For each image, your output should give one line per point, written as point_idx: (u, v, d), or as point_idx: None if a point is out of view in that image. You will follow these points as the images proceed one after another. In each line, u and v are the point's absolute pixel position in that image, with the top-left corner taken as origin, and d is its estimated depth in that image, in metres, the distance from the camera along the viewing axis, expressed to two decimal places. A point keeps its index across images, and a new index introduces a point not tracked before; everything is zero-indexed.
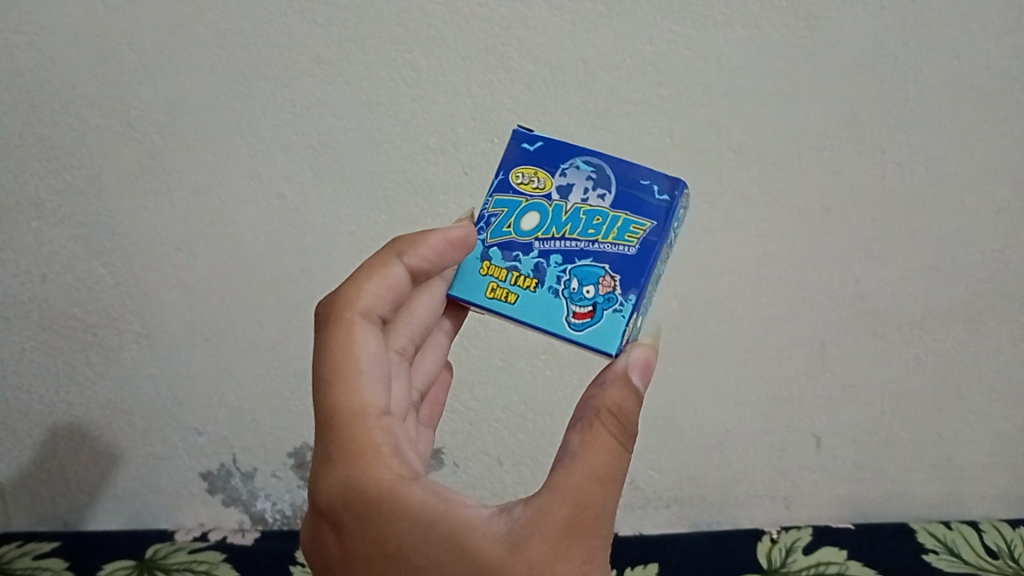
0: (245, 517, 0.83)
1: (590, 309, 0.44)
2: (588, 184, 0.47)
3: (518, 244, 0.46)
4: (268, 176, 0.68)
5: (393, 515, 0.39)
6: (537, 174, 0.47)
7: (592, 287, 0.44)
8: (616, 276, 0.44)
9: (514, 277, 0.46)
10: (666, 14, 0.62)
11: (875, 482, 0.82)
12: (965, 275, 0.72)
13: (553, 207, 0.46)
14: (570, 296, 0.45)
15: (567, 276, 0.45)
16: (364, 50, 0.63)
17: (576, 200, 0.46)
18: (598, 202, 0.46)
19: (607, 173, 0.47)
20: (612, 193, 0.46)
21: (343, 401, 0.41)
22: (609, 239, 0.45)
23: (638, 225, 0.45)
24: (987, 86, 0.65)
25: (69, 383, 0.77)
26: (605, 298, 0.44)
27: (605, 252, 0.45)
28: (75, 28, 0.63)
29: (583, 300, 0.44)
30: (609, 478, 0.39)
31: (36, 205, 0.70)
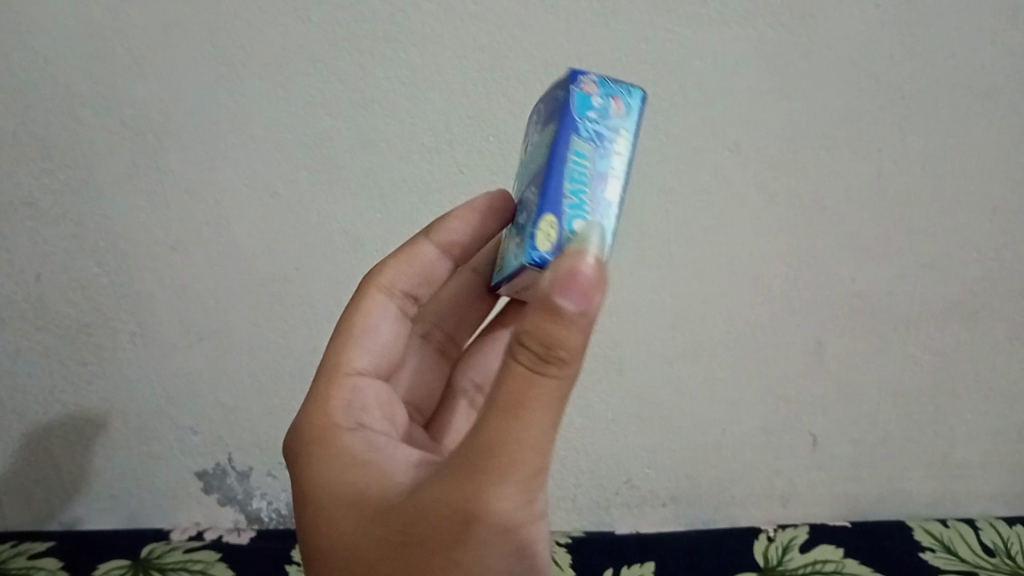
0: (241, 516, 0.83)
1: (523, 235, 0.39)
2: (539, 122, 0.42)
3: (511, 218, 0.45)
4: (263, 175, 0.68)
5: (324, 453, 0.44)
6: (527, 144, 0.46)
7: (525, 214, 0.39)
8: (533, 193, 0.38)
9: (509, 241, 0.44)
10: (662, 13, 0.62)
11: (870, 480, 0.82)
12: (961, 273, 0.72)
13: (527, 164, 0.44)
14: (520, 232, 0.40)
15: (521, 216, 0.41)
16: (359, 48, 0.63)
17: (532, 144, 0.43)
18: (540, 132, 0.41)
19: (545, 101, 0.42)
20: (544, 116, 0.41)
21: (332, 359, 0.49)
22: (536, 162, 0.40)
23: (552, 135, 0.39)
24: (982, 84, 0.65)
25: (63, 383, 0.77)
26: (525, 219, 0.38)
27: (535, 175, 0.39)
28: (69, 26, 0.62)
29: (522, 230, 0.39)
30: (523, 414, 0.35)
31: (30, 204, 0.69)
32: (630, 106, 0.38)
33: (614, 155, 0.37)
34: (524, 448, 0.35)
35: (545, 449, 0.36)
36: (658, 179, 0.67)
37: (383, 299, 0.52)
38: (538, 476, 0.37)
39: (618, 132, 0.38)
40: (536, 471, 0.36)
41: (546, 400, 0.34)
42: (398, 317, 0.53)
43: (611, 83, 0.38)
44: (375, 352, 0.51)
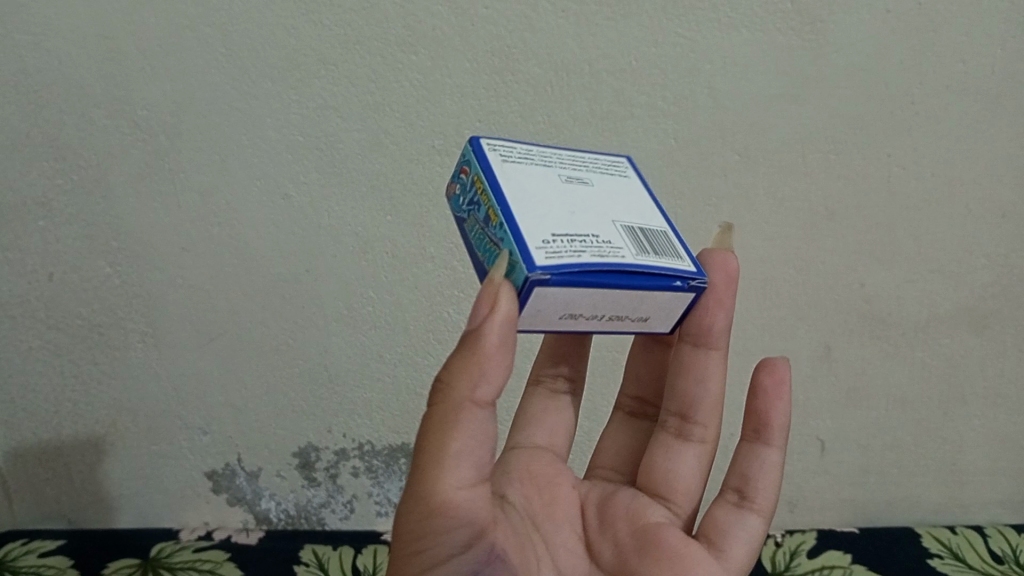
0: (249, 517, 0.85)
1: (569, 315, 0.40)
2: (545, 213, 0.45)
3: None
4: (274, 177, 0.68)
5: None
6: None
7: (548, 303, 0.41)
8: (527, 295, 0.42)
9: None
10: (672, 18, 0.61)
11: (878, 486, 0.82)
12: (970, 279, 0.72)
13: None
14: None
15: None
16: (370, 51, 0.63)
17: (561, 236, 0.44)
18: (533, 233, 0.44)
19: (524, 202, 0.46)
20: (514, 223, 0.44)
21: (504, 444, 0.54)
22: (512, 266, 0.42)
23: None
24: (994, 90, 0.64)
25: (75, 382, 0.78)
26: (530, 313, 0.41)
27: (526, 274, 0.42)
28: (84, 29, 0.62)
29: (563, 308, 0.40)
30: (414, 452, 0.37)
31: (44, 204, 0.69)
32: (470, 159, 0.42)
33: (480, 199, 0.40)
34: (410, 485, 0.37)
35: (425, 487, 0.36)
36: (666, 183, 0.67)
37: (532, 389, 0.56)
38: (440, 516, 0.36)
39: (475, 182, 0.40)
40: (423, 514, 0.36)
41: (430, 427, 0.36)
42: (561, 399, 0.55)
43: (457, 173, 0.43)
44: (535, 425, 0.54)
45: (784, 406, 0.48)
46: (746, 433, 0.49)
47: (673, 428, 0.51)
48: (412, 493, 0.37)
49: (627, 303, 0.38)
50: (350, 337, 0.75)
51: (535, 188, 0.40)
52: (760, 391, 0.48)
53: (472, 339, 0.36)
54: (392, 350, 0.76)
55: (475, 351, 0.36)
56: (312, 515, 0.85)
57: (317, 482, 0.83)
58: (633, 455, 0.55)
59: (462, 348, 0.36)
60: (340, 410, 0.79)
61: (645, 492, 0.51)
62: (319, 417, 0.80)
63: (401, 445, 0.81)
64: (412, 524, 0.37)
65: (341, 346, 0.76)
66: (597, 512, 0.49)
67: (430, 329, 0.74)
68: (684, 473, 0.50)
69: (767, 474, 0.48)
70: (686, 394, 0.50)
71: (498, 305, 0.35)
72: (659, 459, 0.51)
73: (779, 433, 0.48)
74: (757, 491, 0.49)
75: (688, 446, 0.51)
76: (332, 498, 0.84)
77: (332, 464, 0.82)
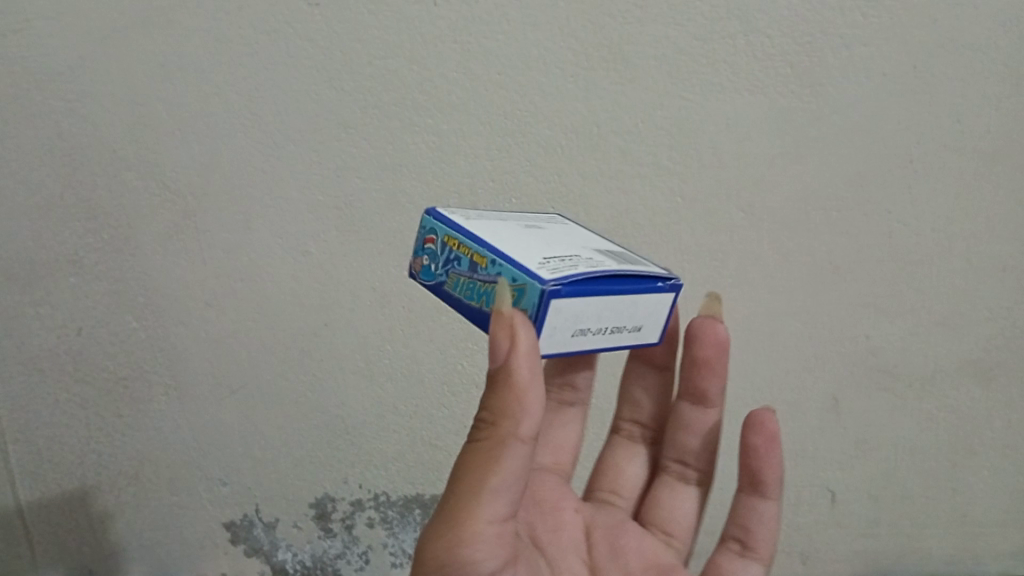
0: (267, 567, 0.88)
1: None
2: None
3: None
4: (296, 235, 0.70)
5: None
6: None
7: None
8: None
9: None
10: (678, 83, 0.64)
11: (887, 536, 0.84)
12: (973, 332, 0.73)
13: None
14: None
15: None
16: (390, 115, 0.66)
17: None
18: None
19: None
20: None
21: None
22: None
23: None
24: (987, 149, 0.67)
25: (100, 434, 0.80)
26: None
27: None
28: (118, 95, 0.65)
29: None
30: (457, 479, 0.39)
31: (74, 262, 0.72)
32: (428, 228, 0.44)
33: (457, 253, 0.42)
34: (446, 511, 0.39)
35: (462, 520, 0.38)
36: (673, 239, 0.69)
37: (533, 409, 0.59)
38: (470, 545, 0.38)
39: (447, 240, 0.42)
40: (454, 543, 0.38)
41: (472, 461, 0.38)
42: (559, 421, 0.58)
43: (419, 247, 0.45)
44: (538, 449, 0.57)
45: (778, 462, 0.54)
46: (745, 487, 0.55)
47: (674, 472, 0.59)
48: (448, 521, 0.39)
49: (625, 309, 0.40)
50: (367, 390, 0.77)
51: (507, 235, 0.42)
52: (754, 450, 0.53)
53: (505, 377, 0.37)
54: (408, 402, 0.78)
55: (508, 385, 0.37)
56: (328, 565, 0.87)
57: (334, 533, 0.85)
58: (632, 483, 0.60)
59: (495, 383, 0.38)
60: (357, 461, 0.81)
61: (651, 527, 0.58)
62: (336, 467, 0.81)
63: (415, 496, 0.83)
64: (445, 550, 0.38)
65: (358, 399, 0.77)
66: (604, 537, 0.54)
67: (446, 381, 0.76)
68: (684, 511, 0.58)
69: (764, 523, 0.55)
70: (685, 445, 0.58)
71: (518, 336, 0.36)
72: (663, 498, 0.58)
73: (773, 488, 0.54)
74: (757, 542, 0.55)
75: (687, 489, 0.58)
76: (347, 548, 0.87)
77: (348, 515, 0.84)
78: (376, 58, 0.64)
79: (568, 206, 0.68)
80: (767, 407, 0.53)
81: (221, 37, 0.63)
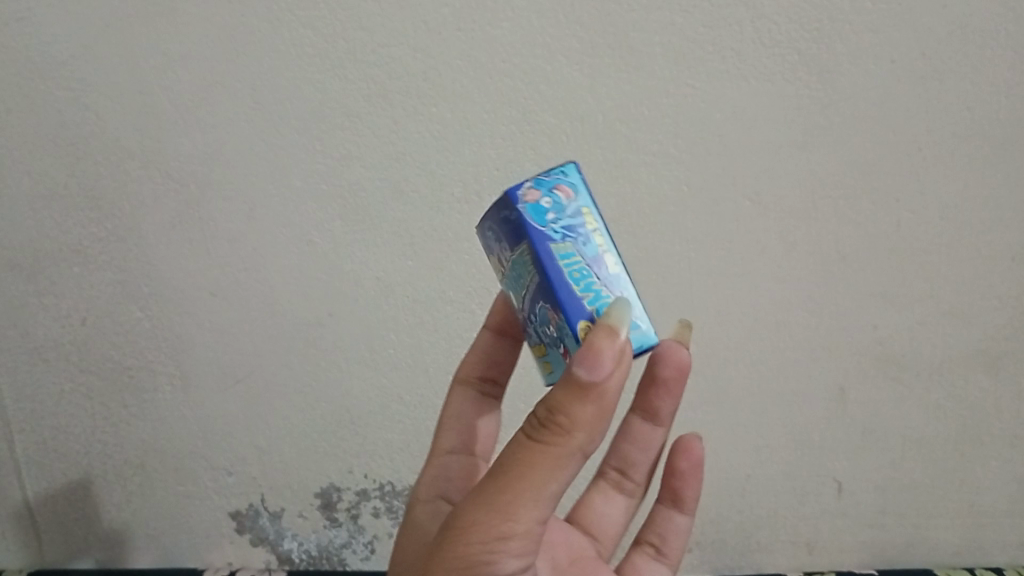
0: (272, 558, 0.86)
1: (559, 350, 0.42)
2: (497, 249, 0.45)
3: (524, 319, 0.45)
4: (300, 224, 0.70)
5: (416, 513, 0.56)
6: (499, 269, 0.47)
7: (548, 327, 0.42)
8: (548, 311, 0.42)
9: (540, 348, 0.44)
10: (683, 70, 0.63)
11: (896, 528, 0.83)
12: (982, 321, 0.73)
13: (506, 286, 0.46)
14: (550, 340, 0.42)
15: (539, 328, 0.43)
16: (393, 104, 0.65)
17: (509, 275, 0.45)
18: (505, 255, 0.44)
19: (493, 234, 0.45)
20: (504, 245, 0.44)
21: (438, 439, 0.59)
22: (528, 278, 0.42)
23: (525, 255, 0.42)
24: (998, 135, 0.66)
25: (105, 424, 0.80)
26: (555, 333, 0.42)
27: (532, 292, 0.42)
28: (121, 85, 0.65)
29: (552, 339, 0.42)
30: (510, 468, 0.39)
31: (78, 252, 0.72)
32: (563, 174, 0.43)
33: (590, 232, 0.42)
34: (496, 498, 0.39)
35: (509, 514, 0.39)
36: (679, 228, 0.69)
37: (462, 390, 0.60)
38: (513, 540, 0.39)
39: (582, 212, 0.42)
40: (504, 534, 0.39)
41: (530, 461, 0.38)
42: (486, 404, 0.60)
43: (547, 180, 0.43)
44: (464, 432, 0.59)
45: (697, 483, 0.59)
46: (665, 499, 0.60)
47: (611, 479, 0.60)
48: (493, 509, 0.39)
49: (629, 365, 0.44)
50: (372, 379, 0.77)
51: None
52: (679, 472, 0.58)
53: (594, 392, 0.37)
54: (413, 392, 0.77)
55: (593, 401, 0.37)
56: (333, 555, 0.86)
57: (339, 523, 0.84)
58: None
59: (577, 393, 0.37)
60: (361, 451, 0.80)
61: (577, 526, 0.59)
62: (341, 457, 0.81)
63: None
64: (487, 539, 0.39)
65: (363, 388, 0.77)
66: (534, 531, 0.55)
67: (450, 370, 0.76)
68: (613, 514, 0.60)
69: (679, 534, 0.60)
70: (628, 457, 0.59)
71: (622, 360, 0.37)
72: (597, 501, 0.60)
73: (690, 504, 0.59)
74: (671, 549, 0.60)
75: (619, 497, 0.60)
76: (353, 538, 0.85)
77: (353, 504, 0.83)
78: (379, 46, 0.63)
79: None
80: (698, 438, 0.58)
81: (224, 25, 0.63)
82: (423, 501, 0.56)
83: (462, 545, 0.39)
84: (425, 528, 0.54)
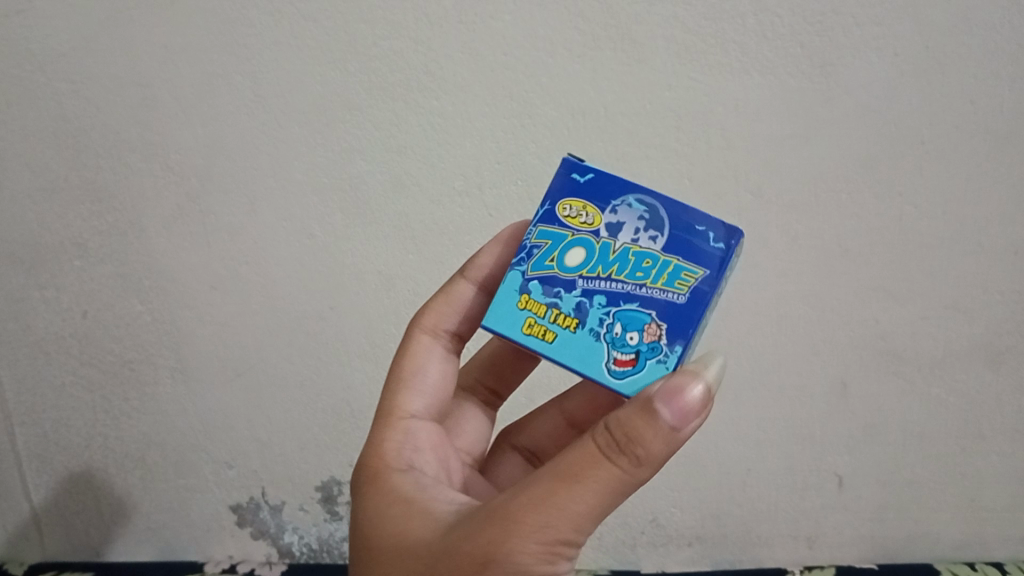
0: (273, 550, 0.86)
1: (633, 357, 0.41)
2: (639, 224, 0.42)
3: (561, 279, 0.43)
4: (301, 217, 0.70)
5: (373, 494, 0.44)
6: (586, 208, 0.44)
7: (636, 334, 0.41)
8: (663, 325, 0.41)
9: (554, 314, 0.43)
10: (685, 63, 0.63)
11: (897, 522, 0.83)
12: (983, 315, 0.73)
13: (600, 244, 0.43)
14: (613, 340, 0.42)
15: (610, 319, 0.42)
16: (394, 96, 0.65)
17: (626, 240, 0.42)
18: (649, 244, 0.42)
19: (660, 214, 0.42)
20: (664, 236, 0.42)
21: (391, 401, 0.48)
22: (658, 285, 0.41)
23: (689, 272, 0.41)
24: (1001, 129, 0.65)
25: (105, 416, 0.81)
26: (649, 347, 0.41)
27: (651, 298, 0.41)
28: (121, 77, 0.65)
29: (627, 346, 0.41)
30: (577, 478, 0.36)
31: (79, 245, 0.72)
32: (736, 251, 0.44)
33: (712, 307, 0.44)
34: (555, 503, 0.35)
35: (571, 526, 0.35)
36: None
37: (430, 343, 0.50)
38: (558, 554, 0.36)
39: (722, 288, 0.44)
40: (561, 542, 0.36)
41: (601, 478, 0.35)
42: (452, 361, 0.51)
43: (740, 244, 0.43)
44: (430, 395, 0.49)
45: None
46: None
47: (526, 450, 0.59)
48: (552, 512, 0.35)
49: None
50: (374, 374, 0.76)
51: None
52: None
53: (676, 429, 0.36)
54: None
55: (673, 439, 0.36)
56: (334, 549, 0.85)
57: (340, 517, 0.83)
58: (481, 443, 0.57)
59: (661, 424, 0.35)
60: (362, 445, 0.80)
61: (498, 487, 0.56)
62: (342, 452, 0.81)
63: None
64: (549, 541, 0.35)
65: (363, 383, 0.77)
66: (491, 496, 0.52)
67: None
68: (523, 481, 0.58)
69: None
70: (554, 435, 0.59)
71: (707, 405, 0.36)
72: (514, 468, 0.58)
73: None
74: None
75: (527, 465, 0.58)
76: None
77: None
78: (380, 38, 0.63)
79: None
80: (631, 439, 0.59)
81: (224, 18, 0.63)
82: (404, 502, 0.42)
83: (515, 544, 0.35)
84: (426, 503, 0.42)
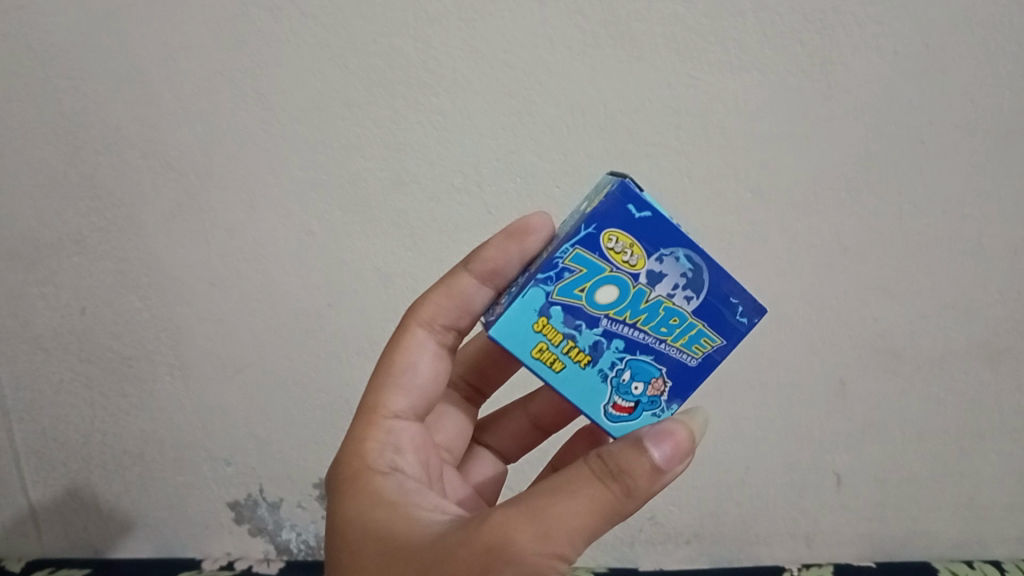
0: (271, 547, 0.86)
1: (632, 405, 0.45)
2: (680, 280, 0.42)
3: (586, 313, 0.43)
4: (300, 215, 0.70)
5: (354, 493, 0.43)
6: (632, 247, 0.41)
7: (641, 385, 0.45)
8: (667, 382, 0.45)
9: (568, 346, 0.43)
10: (684, 61, 0.63)
11: (896, 521, 0.83)
12: (982, 314, 0.73)
13: (634, 289, 0.42)
14: (618, 385, 0.45)
15: (621, 365, 0.44)
16: (393, 94, 0.65)
17: (661, 293, 0.42)
18: (682, 303, 0.43)
19: (702, 275, 0.42)
20: (699, 299, 0.43)
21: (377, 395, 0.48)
22: (676, 344, 0.44)
23: (707, 339, 0.44)
24: (1001, 127, 0.65)
25: (103, 413, 0.81)
26: (649, 399, 0.45)
27: (667, 355, 0.44)
28: (120, 74, 0.65)
29: (629, 395, 0.45)
30: (574, 494, 0.36)
31: (77, 242, 0.72)
32: None
33: None
34: (554, 513, 0.36)
35: (568, 541, 0.35)
36: (680, 219, 0.69)
37: (424, 336, 0.50)
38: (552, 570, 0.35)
39: None
40: (557, 556, 0.35)
41: (597, 498, 0.36)
42: (444, 355, 0.50)
43: None
44: (417, 393, 0.49)
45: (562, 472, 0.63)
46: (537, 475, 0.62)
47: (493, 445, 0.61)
48: (551, 521, 0.35)
49: None
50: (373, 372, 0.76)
51: None
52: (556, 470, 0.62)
53: (662, 468, 0.38)
54: None
55: (658, 477, 0.37)
56: None
57: None
58: (461, 437, 0.57)
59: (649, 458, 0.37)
60: None
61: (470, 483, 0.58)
62: None
63: None
64: (546, 551, 0.35)
65: (361, 380, 0.77)
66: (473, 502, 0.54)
67: None
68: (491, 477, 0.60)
69: None
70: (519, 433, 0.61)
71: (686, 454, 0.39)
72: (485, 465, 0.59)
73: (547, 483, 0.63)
74: None
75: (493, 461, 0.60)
76: None
77: None
78: (379, 35, 0.63)
79: (575, 186, 0.68)
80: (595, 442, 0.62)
81: (223, 15, 0.62)
82: (385, 505, 0.42)
83: (518, 548, 0.35)
84: (409, 508, 0.42)
